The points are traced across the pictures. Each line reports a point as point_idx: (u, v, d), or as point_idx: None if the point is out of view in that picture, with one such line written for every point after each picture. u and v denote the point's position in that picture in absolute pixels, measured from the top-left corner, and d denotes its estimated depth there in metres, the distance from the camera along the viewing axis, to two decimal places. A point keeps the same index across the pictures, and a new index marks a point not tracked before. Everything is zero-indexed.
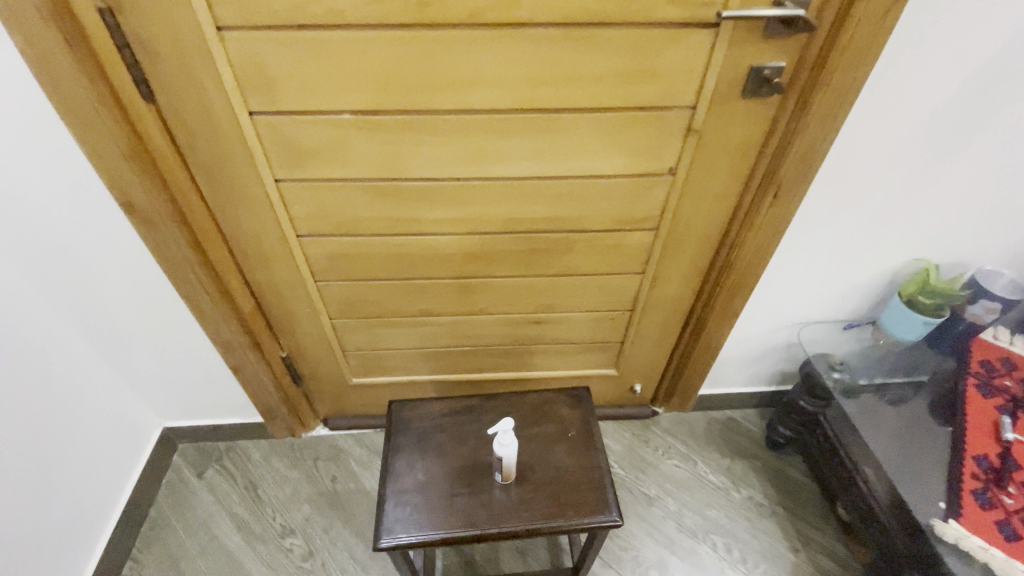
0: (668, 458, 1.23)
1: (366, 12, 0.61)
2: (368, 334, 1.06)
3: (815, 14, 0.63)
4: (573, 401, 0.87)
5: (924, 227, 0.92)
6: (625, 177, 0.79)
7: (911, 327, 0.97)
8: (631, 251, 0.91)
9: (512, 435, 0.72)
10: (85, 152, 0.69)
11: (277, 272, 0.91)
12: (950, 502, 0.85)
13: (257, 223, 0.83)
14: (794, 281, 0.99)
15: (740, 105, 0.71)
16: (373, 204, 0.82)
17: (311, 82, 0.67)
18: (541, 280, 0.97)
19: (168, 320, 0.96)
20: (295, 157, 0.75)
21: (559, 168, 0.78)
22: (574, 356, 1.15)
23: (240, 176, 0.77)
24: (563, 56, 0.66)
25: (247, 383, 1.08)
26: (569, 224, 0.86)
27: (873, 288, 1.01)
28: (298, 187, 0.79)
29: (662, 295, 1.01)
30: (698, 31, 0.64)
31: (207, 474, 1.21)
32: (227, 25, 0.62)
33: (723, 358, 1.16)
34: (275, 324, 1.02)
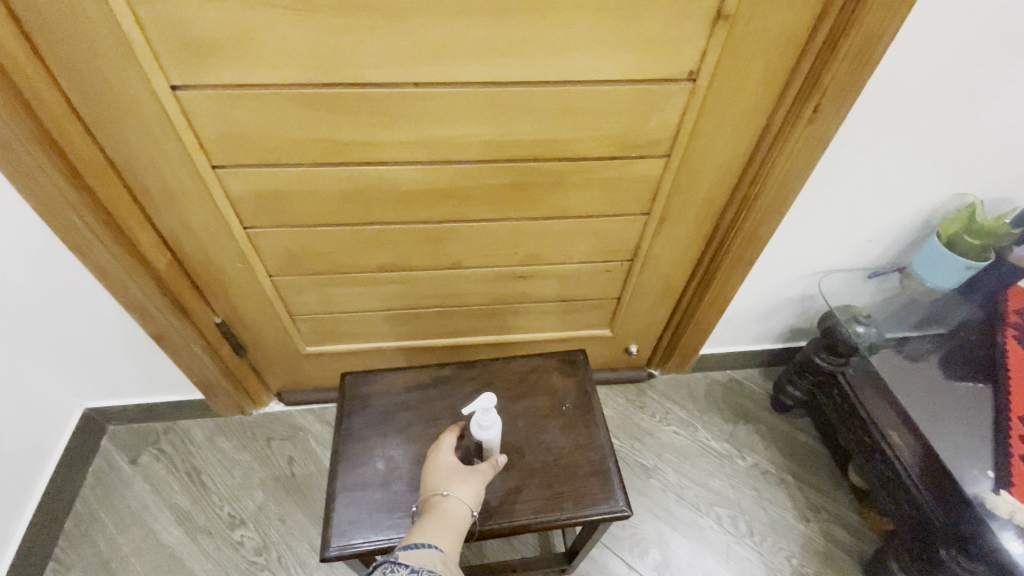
0: (666, 425, 1.12)
1: None
2: (320, 294, 0.89)
3: None
4: (567, 368, 0.76)
5: (977, 155, 0.77)
6: (632, 85, 0.63)
7: (950, 273, 0.85)
8: (636, 185, 0.76)
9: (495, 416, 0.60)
10: None
11: (194, 216, 0.72)
12: (1001, 469, 0.78)
13: (156, 148, 0.64)
14: (819, 221, 0.85)
15: None
16: (309, 122, 0.63)
17: None
18: (526, 223, 0.80)
19: (61, 279, 0.76)
20: (193, 52, 0.55)
21: (550, 72, 0.60)
22: (563, 315, 1.01)
23: (121, 79, 0.57)
24: None
25: (175, 355, 0.90)
26: (561, 149, 0.69)
27: (906, 230, 0.88)
28: (204, 98, 0.60)
29: (666, 242, 0.86)
30: None
31: (141, 460, 1.04)
32: None
33: (730, 314, 1.03)
34: (203, 283, 0.83)
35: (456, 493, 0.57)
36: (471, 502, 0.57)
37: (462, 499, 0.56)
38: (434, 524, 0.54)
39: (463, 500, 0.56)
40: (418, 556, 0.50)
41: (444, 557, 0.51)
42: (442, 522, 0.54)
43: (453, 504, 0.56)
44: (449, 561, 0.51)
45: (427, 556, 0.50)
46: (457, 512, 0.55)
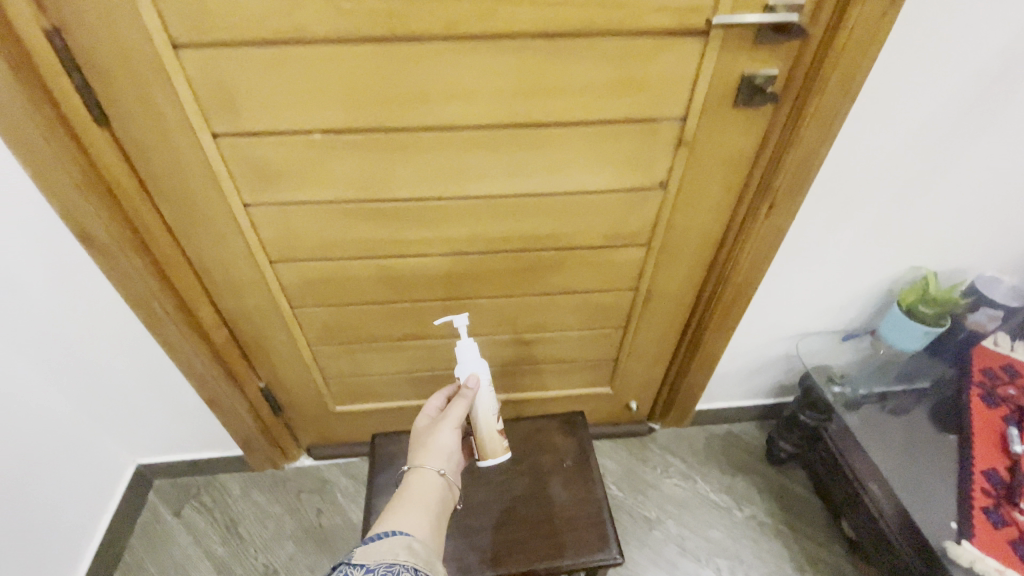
0: (667, 477, 1.19)
1: (331, 27, 0.57)
2: (350, 361, 1.01)
3: (807, 21, 0.60)
4: (567, 428, 0.86)
5: (923, 236, 0.89)
6: (614, 192, 0.76)
7: (912, 337, 0.95)
8: (624, 267, 0.88)
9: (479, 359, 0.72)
10: (32, 180, 0.65)
11: (250, 300, 0.86)
12: (963, 522, 0.83)
13: (225, 248, 0.78)
14: (791, 292, 0.96)
15: (732, 115, 0.67)
16: (349, 226, 0.77)
17: (276, 103, 0.63)
18: (530, 299, 0.93)
19: (134, 352, 0.90)
20: (263, 179, 0.71)
21: (544, 185, 0.74)
22: (567, 375, 1.11)
23: (205, 199, 0.72)
24: (546, 70, 0.62)
25: (222, 416, 1.02)
26: (557, 241, 0.82)
27: (871, 298, 0.98)
28: (269, 211, 0.74)
29: (655, 312, 0.97)
30: (687, 41, 0.60)
31: (183, 512, 1.14)
32: (182, 43, 0.58)
33: (720, 372, 1.13)
34: (251, 353, 0.96)
35: (429, 444, 0.68)
36: (440, 454, 0.67)
37: (431, 453, 0.67)
38: (404, 503, 0.60)
39: (432, 455, 0.67)
40: (377, 548, 0.50)
41: (409, 540, 0.52)
42: (414, 505, 0.59)
43: (422, 458, 0.67)
44: (414, 543, 0.52)
45: (387, 547, 0.50)
46: (425, 471, 0.65)
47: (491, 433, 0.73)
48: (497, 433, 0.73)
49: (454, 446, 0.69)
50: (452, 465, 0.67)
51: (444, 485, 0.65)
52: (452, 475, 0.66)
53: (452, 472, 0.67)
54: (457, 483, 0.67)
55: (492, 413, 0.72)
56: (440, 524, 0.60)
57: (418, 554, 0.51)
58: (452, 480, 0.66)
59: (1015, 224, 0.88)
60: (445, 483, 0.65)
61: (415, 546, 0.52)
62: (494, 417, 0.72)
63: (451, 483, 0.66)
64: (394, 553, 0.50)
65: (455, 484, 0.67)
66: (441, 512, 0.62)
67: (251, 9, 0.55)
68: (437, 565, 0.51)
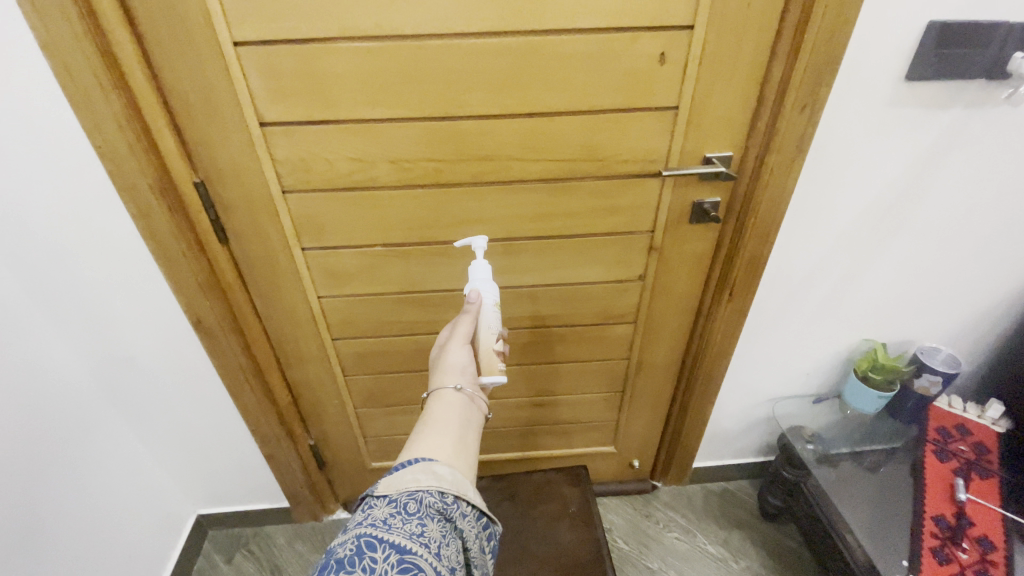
0: (669, 531, 1.31)
1: (397, 178, 0.82)
2: (388, 421, 1.19)
3: (736, 167, 0.84)
4: (573, 480, 1.02)
5: (868, 314, 1.06)
6: (604, 283, 0.97)
7: (869, 399, 1.10)
8: (617, 341, 1.07)
9: (487, 277, 0.75)
10: (168, 284, 0.86)
11: (313, 370, 1.06)
12: (913, 560, 0.95)
13: (300, 331, 1.00)
14: (763, 361, 1.13)
15: (689, 228, 0.90)
16: (397, 311, 0.99)
17: (353, 227, 0.87)
18: (540, 368, 1.11)
19: (212, 414, 1.08)
20: (335, 280, 0.93)
21: (549, 279, 0.96)
22: (575, 435, 1.27)
23: (290, 294, 0.94)
24: (547, 201, 0.86)
25: (278, 471, 1.19)
26: (561, 321, 1.03)
27: (833, 366, 1.15)
28: (337, 302, 0.96)
29: (647, 378, 1.14)
30: (649, 180, 0.85)
31: (234, 560, 1.28)
32: (291, 190, 0.82)
33: (711, 432, 1.28)
34: (307, 415, 1.15)
35: (442, 367, 0.68)
36: (454, 370, 0.68)
37: (446, 374, 0.67)
38: (428, 425, 0.60)
39: (448, 376, 0.67)
40: (401, 476, 0.52)
41: (434, 465, 0.53)
42: (438, 429, 0.59)
43: (439, 379, 0.67)
44: (440, 468, 0.53)
45: (411, 475, 0.52)
46: (443, 391, 0.65)
47: (496, 351, 0.73)
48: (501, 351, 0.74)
49: (466, 363, 0.69)
50: (468, 380, 0.68)
51: (465, 398, 0.65)
52: (471, 389, 0.66)
53: (471, 387, 0.66)
54: (478, 394, 0.67)
55: (497, 326, 0.74)
56: (468, 445, 0.60)
57: (443, 479, 0.52)
58: (473, 395, 0.66)
59: (946, 305, 1.05)
60: (466, 397, 0.65)
61: (441, 472, 0.53)
62: (498, 332, 0.74)
63: (472, 398, 0.66)
64: (418, 481, 0.51)
65: (477, 399, 0.66)
66: (468, 431, 0.62)
67: (344, 169, 0.80)
68: (464, 485, 0.54)
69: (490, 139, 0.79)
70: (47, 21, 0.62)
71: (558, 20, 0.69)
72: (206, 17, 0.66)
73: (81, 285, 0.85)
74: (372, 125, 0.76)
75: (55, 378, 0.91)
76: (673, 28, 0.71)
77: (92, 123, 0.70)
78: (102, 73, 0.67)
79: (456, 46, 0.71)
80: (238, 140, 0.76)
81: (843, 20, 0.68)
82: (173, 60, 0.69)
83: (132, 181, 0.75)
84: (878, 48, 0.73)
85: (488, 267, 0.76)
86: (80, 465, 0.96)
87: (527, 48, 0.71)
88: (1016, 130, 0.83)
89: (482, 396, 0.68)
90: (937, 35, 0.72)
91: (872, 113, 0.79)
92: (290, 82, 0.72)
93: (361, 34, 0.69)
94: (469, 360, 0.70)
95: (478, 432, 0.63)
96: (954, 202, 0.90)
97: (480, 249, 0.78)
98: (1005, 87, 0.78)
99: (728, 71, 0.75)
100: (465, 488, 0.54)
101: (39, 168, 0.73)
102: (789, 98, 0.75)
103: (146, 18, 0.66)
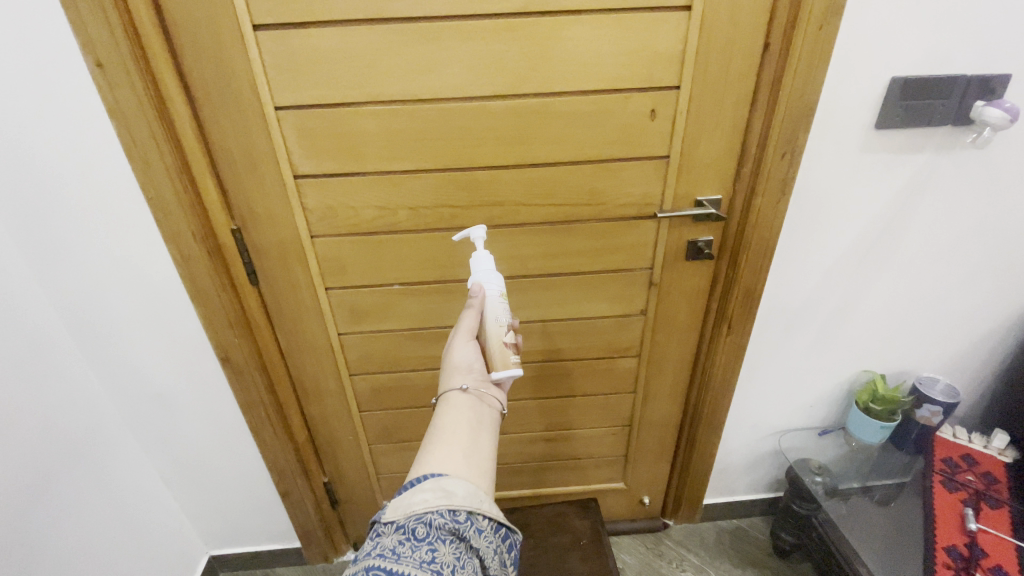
0: (682, 571, 1.29)
1: (415, 222, 0.90)
2: (401, 458, 1.22)
3: (726, 209, 0.92)
4: (583, 512, 1.11)
5: (864, 346, 1.10)
6: (608, 318, 1.03)
7: (872, 431, 1.12)
8: (622, 374, 1.11)
9: (491, 268, 0.75)
10: (201, 323, 0.92)
11: (330, 406, 1.11)
12: None
13: (320, 366, 1.05)
14: (765, 394, 1.16)
15: (686, 265, 0.97)
16: (412, 347, 1.04)
17: (373, 268, 0.94)
18: (549, 402, 1.15)
19: (233, 451, 1.11)
20: (355, 318, 0.99)
21: (556, 314, 1.01)
22: (584, 471, 1.28)
23: (312, 331, 1.00)
24: (552, 241, 0.93)
25: (292, 508, 1.21)
26: (568, 355, 1.07)
27: (834, 397, 1.18)
28: (356, 339, 1.02)
29: (654, 411, 1.17)
30: (646, 221, 0.92)
31: None
32: (319, 235, 0.90)
33: (720, 467, 1.29)
34: (322, 451, 1.18)
35: (448, 366, 0.71)
36: (460, 370, 0.70)
37: (453, 373, 0.70)
38: (439, 433, 0.61)
39: (455, 375, 0.69)
40: (411, 497, 0.53)
41: (444, 481, 0.54)
42: (446, 437, 0.60)
43: (446, 379, 0.69)
44: (450, 485, 0.54)
45: (421, 495, 0.53)
46: (449, 393, 0.67)
47: (506, 341, 0.73)
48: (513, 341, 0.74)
49: (473, 360, 0.71)
50: (475, 378, 0.69)
51: (473, 398, 0.66)
52: (478, 387, 0.68)
53: (478, 386, 0.68)
54: (486, 390, 0.68)
55: (505, 317, 0.74)
56: (482, 449, 0.61)
57: (454, 496, 0.53)
58: (482, 393, 0.67)
59: (939, 336, 1.09)
60: (473, 397, 0.66)
61: (451, 488, 0.54)
62: (507, 322, 0.74)
63: (480, 396, 0.67)
64: (428, 502, 0.52)
65: (486, 396, 0.67)
66: (479, 432, 0.63)
67: (367, 215, 0.88)
68: (476, 499, 0.55)
69: (500, 187, 0.87)
70: (117, 93, 0.72)
71: (560, 84, 0.79)
72: (253, 88, 0.76)
73: (123, 326, 0.92)
74: (394, 176, 0.85)
75: (94, 415, 0.96)
76: (661, 90, 0.81)
77: (147, 178, 0.78)
78: (160, 137, 0.76)
79: (469, 107, 0.80)
80: (274, 191, 0.85)
81: (812, 80, 0.77)
82: (221, 124, 0.79)
83: (177, 229, 0.82)
84: (846, 101, 0.81)
85: (491, 259, 0.76)
86: (116, 501, 1.00)
87: (532, 109, 0.81)
88: (984, 172, 0.90)
89: (493, 391, 0.69)
90: (899, 90, 0.80)
91: (847, 159, 0.87)
92: (323, 140, 0.81)
93: (386, 98, 0.79)
94: (475, 357, 0.71)
95: (492, 431, 0.64)
96: (934, 237, 0.96)
97: (480, 238, 0.77)
98: (970, 134, 0.85)
99: (713, 125, 0.83)
100: (477, 502, 0.55)
101: (97, 219, 0.81)
102: (771, 147, 0.83)
103: (202, 90, 0.76)
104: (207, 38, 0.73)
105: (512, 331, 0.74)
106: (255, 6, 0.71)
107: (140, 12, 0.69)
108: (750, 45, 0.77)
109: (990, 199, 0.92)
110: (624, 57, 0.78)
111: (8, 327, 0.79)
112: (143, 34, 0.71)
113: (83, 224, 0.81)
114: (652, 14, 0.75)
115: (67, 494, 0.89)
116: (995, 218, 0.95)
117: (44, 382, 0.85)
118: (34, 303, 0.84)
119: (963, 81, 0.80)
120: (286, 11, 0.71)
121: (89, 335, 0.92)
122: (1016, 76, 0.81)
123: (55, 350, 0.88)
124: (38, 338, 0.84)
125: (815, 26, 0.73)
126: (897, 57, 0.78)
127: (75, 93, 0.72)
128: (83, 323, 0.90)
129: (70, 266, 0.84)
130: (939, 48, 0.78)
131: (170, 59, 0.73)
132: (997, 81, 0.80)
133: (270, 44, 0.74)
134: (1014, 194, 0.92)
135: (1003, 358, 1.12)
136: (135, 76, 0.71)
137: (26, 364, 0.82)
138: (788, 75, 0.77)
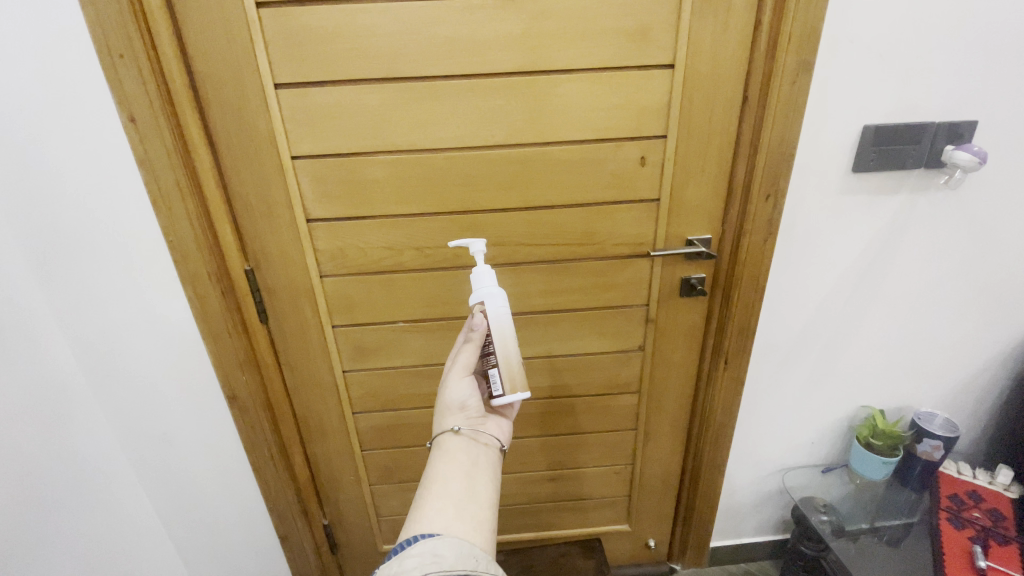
0: None
1: (420, 262, 0.94)
2: (402, 498, 1.21)
3: (716, 247, 0.96)
4: (587, 554, 1.20)
5: (860, 381, 1.11)
6: (607, 354, 1.05)
7: (875, 467, 1.12)
8: (624, 411, 1.13)
9: (493, 287, 0.73)
10: (211, 362, 0.95)
11: (332, 443, 1.12)
12: None
13: (323, 403, 1.07)
14: (767, 430, 1.16)
15: (681, 301, 1.01)
16: (415, 383, 1.06)
17: (379, 306, 0.97)
18: (551, 440, 1.16)
19: (235, 493, 1.11)
20: (361, 355, 1.02)
21: (557, 350, 1.04)
22: (589, 512, 1.27)
23: (317, 368, 1.03)
24: (551, 279, 0.97)
25: (291, 552, 1.19)
26: (570, 392, 1.09)
27: (835, 432, 1.18)
28: (360, 375, 1.04)
29: (656, 447, 1.17)
30: (641, 259, 0.97)
31: None
32: (329, 275, 0.94)
33: (726, 507, 1.27)
34: (323, 491, 1.18)
35: (443, 403, 0.72)
36: (454, 408, 0.71)
37: (447, 411, 0.71)
38: (433, 483, 0.63)
39: (449, 414, 0.71)
40: (400, 564, 0.52)
41: (433, 545, 0.54)
42: (441, 489, 0.62)
43: (441, 418, 0.71)
44: (440, 548, 0.54)
45: (409, 562, 0.52)
46: (444, 437, 0.70)
47: (513, 368, 0.72)
48: (513, 370, 0.72)
49: (468, 396, 0.72)
50: (469, 417, 0.71)
51: (466, 440, 0.69)
52: (472, 427, 0.70)
53: (471, 425, 0.70)
54: (480, 429, 0.70)
55: (513, 344, 0.73)
56: (479, 496, 0.62)
57: (443, 560, 0.52)
58: (476, 433, 0.70)
59: (933, 369, 1.11)
60: (467, 438, 0.69)
61: (441, 552, 0.53)
62: (516, 350, 0.73)
63: (475, 436, 0.70)
64: (417, 567, 0.51)
65: (481, 435, 0.70)
66: (474, 478, 0.65)
67: (374, 255, 0.93)
68: (469, 561, 0.53)
69: (501, 229, 0.92)
70: (147, 144, 0.77)
71: (555, 134, 0.85)
72: (272, 138, 0.83)
73: (134, 364, 0.94)
74: (401, 219, 0.90)
75: (103, 456, 0.96)
76: (649, 139, 0.87)
77: (168, 222, 0.83)
78: (184, 184, 0.81)
79: (472, 156, 0.86)
80: (287, 233, 0.90)
81: (789, 128, 0.83)
82: (240, 172, 0.85)
83: (194, 269, 0.86)
84: (822, 149, 0.87)
85: (493, 276, 0.74)
86: (123, 548, 0.98)
87: (530, 156, 0.87)
88: (961, 210, 0.94)
89: (489, 428, 0.72)
90: (871, 137, 0.86)
91: (828, 199, 0.92)
92: (335, 187, 0.87)
93: (394, 149, 0.85)
94: (469, 393, 0.72)
95: (489, 474, 0.67)
96: (918, 273, 1.00)
97: (479, 252, 0.75)
98: (942, 175, 0.91)
99: (699, 169, 0.89)
100: (470, 564, 0.53)
101: (119, 261, 0.86)
102: (755, 189, 0.88)
103: (225, 142, 0.82)
104: (233, 95, 0.79)
105: (513, 359, 0.72)
106: (277, 68, 0.78)
107: (174, 73, 0.76)
108: (730, 98, 0.84)
109: (969, 236, 0.97)
110: (613, 109, 0.84)
111: (28, 364, 0.81)
112: (175, 93, 0.77)
113: (107, 265, 0.86)
114: (638, 72, 0.82)
115: (81, 537, 0.88)
116: (975, 254, 0.99)
117: (61, 419, 0.87)
118: (52, 342, 0.87)
119: (930, 127, 0.86)
120: (306, 73, 0.79)
121: (102, 373, 0.94)
122: (979, 123, 0.87)
123: (69, 388, 0.90)
124: (53, 377, 0.86)
125: (789, 79, 0.80)
126: (867, 108, 0.85)
127: (109, 146, 0.78)
128: (99, 361, 0.93)
129: (90, 306, 0.88)
130: (905, 99, 0.84)
131: (197, 114, 0.80)
132: (964, 126, 0.86)
133: (289, 101, 0.80)
134: (991, 231, 0.97)
135: (997, 390, 1.14)
136: (165, 129, 0.77)
137: (45, 402, 0.84)
138: (767, 124, 0.83)
